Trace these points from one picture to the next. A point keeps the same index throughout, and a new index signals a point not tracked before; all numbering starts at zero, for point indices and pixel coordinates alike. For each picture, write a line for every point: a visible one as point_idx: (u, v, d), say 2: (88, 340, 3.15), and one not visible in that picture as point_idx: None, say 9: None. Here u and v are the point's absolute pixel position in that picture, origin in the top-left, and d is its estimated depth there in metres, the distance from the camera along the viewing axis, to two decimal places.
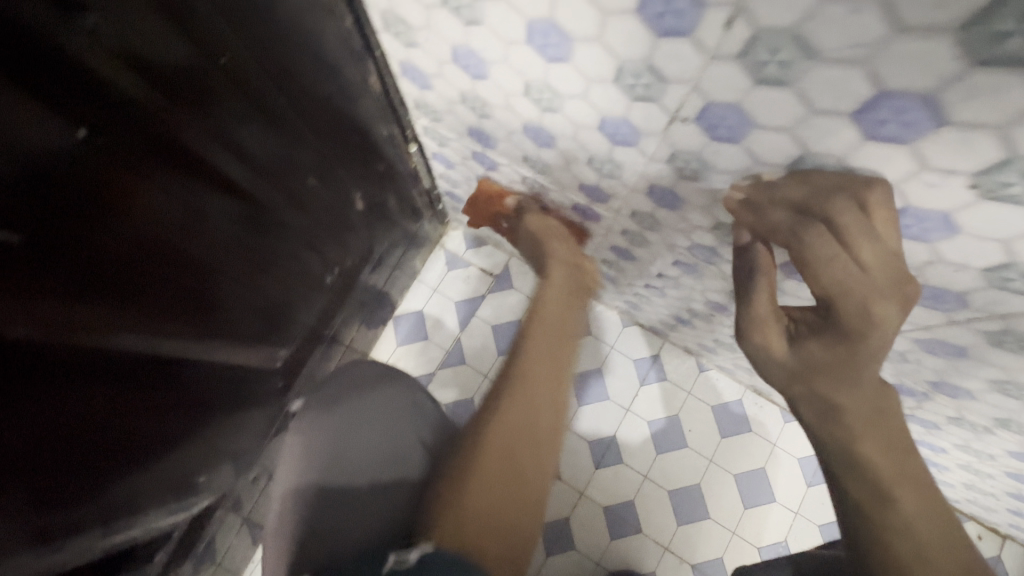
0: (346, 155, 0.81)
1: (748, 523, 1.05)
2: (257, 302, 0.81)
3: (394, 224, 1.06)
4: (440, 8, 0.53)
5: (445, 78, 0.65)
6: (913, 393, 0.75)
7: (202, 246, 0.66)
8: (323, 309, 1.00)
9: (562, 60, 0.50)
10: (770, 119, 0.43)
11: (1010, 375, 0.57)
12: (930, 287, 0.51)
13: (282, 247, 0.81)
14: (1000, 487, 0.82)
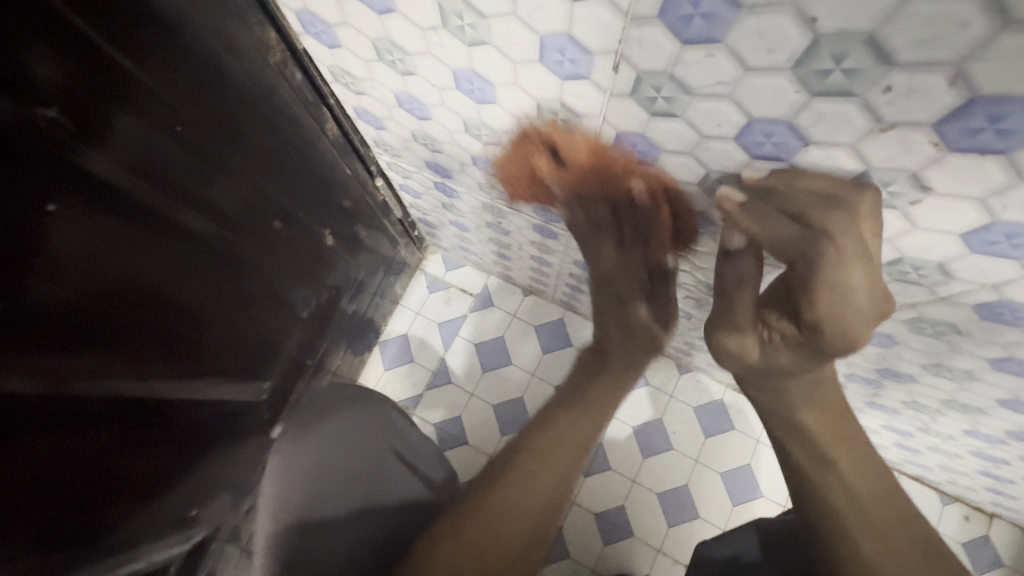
0: (311, 196, 0.77)
1: (736, 519, 1.10)
2: (246, 341, 0.78)
3: (372, 252, 1.04)
4: (376, 62, 0.51)
5: (395, 120, 0.63)
6: (885, 408, 0.81)
7: (193, 307, 0.64)
8: (306, 340, 0.94)
9: (490, 102, 0.49)
10: (671, 144, 0.42)
11: (954, 393, 0.63)
12: (875, 330, 0.57)
13: (268, 283, 0.77)
14: (971, 466, 0.86)
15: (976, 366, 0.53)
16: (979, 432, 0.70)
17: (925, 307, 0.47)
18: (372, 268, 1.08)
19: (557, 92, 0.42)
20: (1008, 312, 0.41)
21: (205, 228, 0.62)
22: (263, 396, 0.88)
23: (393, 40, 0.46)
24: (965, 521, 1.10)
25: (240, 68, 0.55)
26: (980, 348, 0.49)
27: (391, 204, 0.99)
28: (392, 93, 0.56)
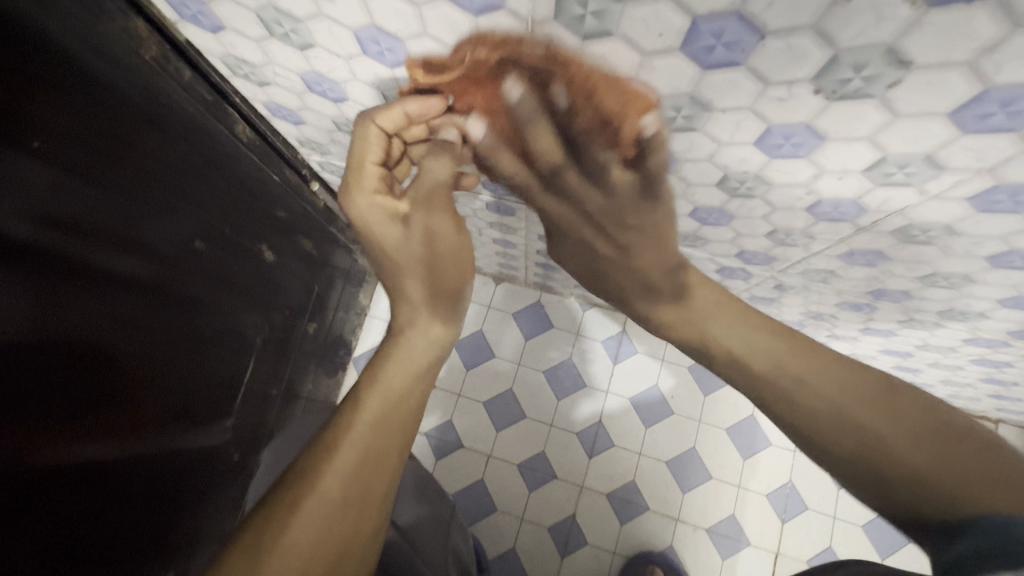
0: (241, 212, 0.72)
1: (749, 474, 1.07)
2: (204, 384, 0.72)
3: (325, 265, 1.02)
4: (270, 38, 0.47)
5: (311, 109, 0.61)
6: (881, 332, 0.79)
7: (143, 350, 0.59)
8: (269, 366, 0.90)
9: (405, 63, 0.44)
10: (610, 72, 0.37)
11: (951, 304, 0.61)
12: (861, 249, 0.54)
13: (218, 321, 0.72)
14: (973, 376, 0.84)
15: (973, 268, 0.51)
16: (980, 339, 0.68)
17: (912, 211, 0.44)
18: (325, 283, 1.03)
19: (473, 37, 0.38)
20: (1005, 199, 0.38)
21: (143, 266, 0.57)
22: (228, 436, 0.82)
23: (282, 8, 0.42)
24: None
25: (122, 79, 0.52)
26: (975, 246, 0.46)
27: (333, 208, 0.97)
28: (298, 76, 0.54)
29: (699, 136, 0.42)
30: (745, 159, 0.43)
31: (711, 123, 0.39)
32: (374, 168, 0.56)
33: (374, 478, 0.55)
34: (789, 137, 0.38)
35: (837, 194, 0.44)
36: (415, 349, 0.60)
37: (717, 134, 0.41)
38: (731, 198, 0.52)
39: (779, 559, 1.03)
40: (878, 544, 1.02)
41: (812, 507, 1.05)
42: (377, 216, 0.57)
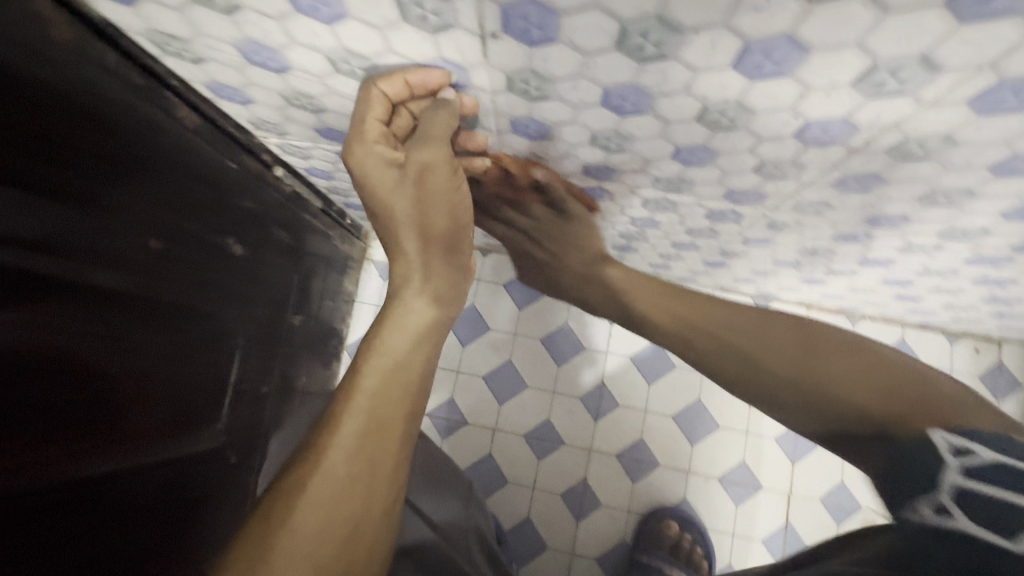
0: (206, 206, 0.67)
1: (757, 421, 1.10)
2: (187, 387, 0.71)
3: (309, 253, 0.98)
4: (192, 4, 0.46)
5: (258, 86, 0.60)
6: (880, 263, 0.82)
7: (125, 363, 0.58)
8: (258, 364, 0.87)
9: (397, 22, 0.43)
10: (632, 7, 0.36)
11: (950, 224, 0.63)
12: (900, 181, 0.54)
13: (193, 324, 0.69)
14: (976, 296, 0.87)
15: (975, 182, 0.52)
16: (984, 258, 0.71)
17: (959, 133, 0.44)
18: (308, 274, 0.99)
19: None
20: (1010, 96, 0.38)
21: (121, 283, 0.57)
22: (221, 439, 0.81)
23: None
24: (975, 353, 1.11)
25: (55, 77, 0.47)
26: (988, 161, 0.48)
27: (305, 192, 0.93)
28: (232, 47, 0.52)
29: (786, 82, 0.41)
30: (813, 105, 0.43)
31: (781, 71, 0.40)
32: (376, 125, 0.55)
33: (377, 449, 0.58)
34: (874, 74, 0.38)
35: (886, 130, 0.45)
36: (408, 317, 0.62)
37: (778, 84, 0.42)
38: (760, 142, 0.51)
39: (793, 498, 1.07)
40: None
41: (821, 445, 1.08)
42: (380, 174, 0.59)
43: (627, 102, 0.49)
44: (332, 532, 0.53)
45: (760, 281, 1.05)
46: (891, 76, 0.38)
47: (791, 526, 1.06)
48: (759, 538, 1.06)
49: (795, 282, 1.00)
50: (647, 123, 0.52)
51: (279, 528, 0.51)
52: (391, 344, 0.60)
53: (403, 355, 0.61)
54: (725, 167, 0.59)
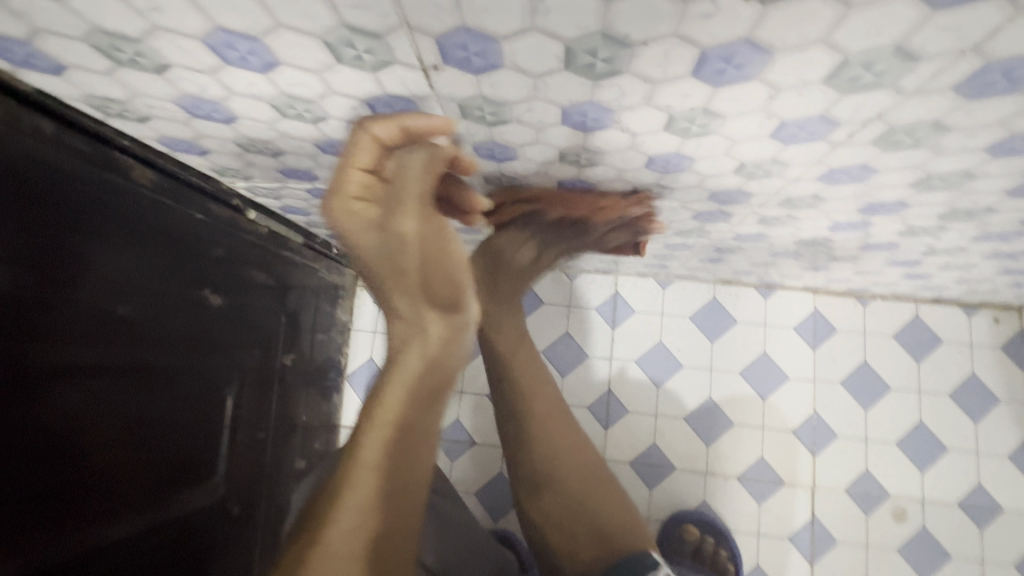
0: (172, 262, 0.66)
1: (774, 415, 1.06)
2: (176, 449, 0.69)
3: (296, 290, 0.97)
4: (117, 66, 0.43)
5: (207, 138, 0.58)
6: (882, 247, 0.78)
7: (105, 430, 0.58)
8: (251, 410, 0.85)
9: (330, 65, 0.41)
10: (573, 28, 0.33)
11: (953, 207, 0.60)
12: (899, 169, 0.51)
13: (174, 384, 0.68)
14: (989, 270, 0.83)
15: (969, 164, 0.48)
16: (992, 234, 0.67)
17: (945, 118, 0.41)
18: (294, 313, 0.97)
19: (455, 17, 0.34)
20: (1000, 77, 0.35)
21: (99, 352, 0.57)
22: (222, 490, 0.79)
23: (237, 30, 0.37)
24: (994, 324, 1.04)
25: None
26: (980, 142, 0.44)
27: (280, 231, 0.90)
28: (174, 104, 0.50)
29: (753, 86, 0.38)
30: (787, 105, 0.40)
31: (744, 75, 0.37)
32: (357, 176, 0.48)
33: (400, 475, 0.55)
34: (846, 70, 0.35)
35: (865, 121, 0.42)
36: (408, 369, 0.54)
37: (743, 89, 0.39)
38: (736, 143, 0.48)
39: (818, 492, 1.03)
40: (918, 457, 1.02)
41: (843, 434, 1.04)
42: (358, 231, 0.50)
43: (588, 119, 0.46)
44: (366, 535, 0.53)
45: (761, 271, 1.00)
46: (862, 72, 0.35)
47: (818, 520, 1.02)
48: (784, 536, 1.02)
49: (800, 271, 0.96)
50: (617, 136, 0.49)
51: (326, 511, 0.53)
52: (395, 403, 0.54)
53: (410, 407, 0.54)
54: (706, 168, 0.55)
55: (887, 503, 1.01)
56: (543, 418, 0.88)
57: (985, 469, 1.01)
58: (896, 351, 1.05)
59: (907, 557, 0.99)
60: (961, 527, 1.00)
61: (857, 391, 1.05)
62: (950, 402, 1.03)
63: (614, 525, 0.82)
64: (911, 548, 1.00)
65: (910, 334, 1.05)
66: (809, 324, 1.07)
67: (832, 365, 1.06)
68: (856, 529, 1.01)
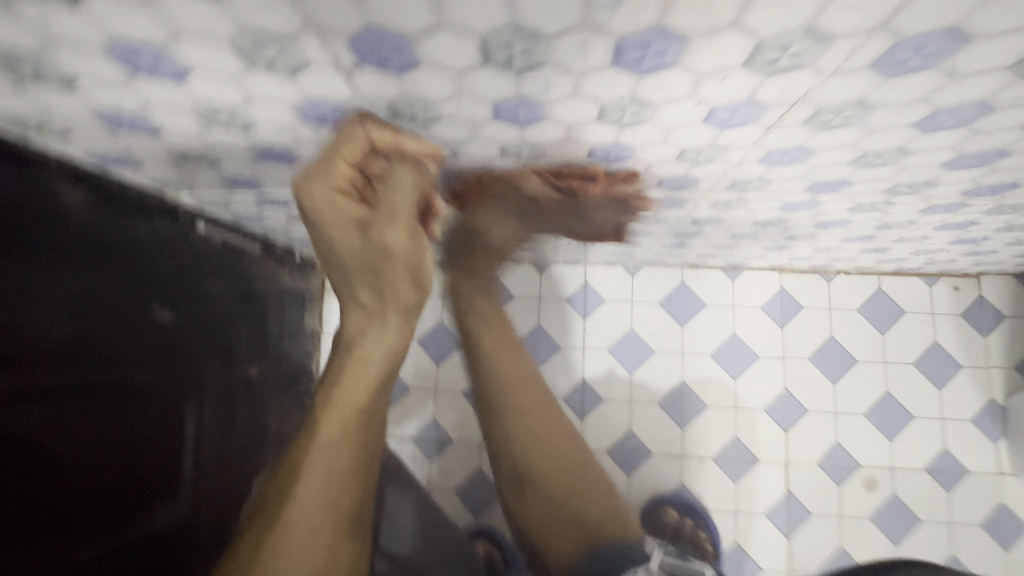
0: (116, 280, 0.62)
1: (745, 394, 1.11)
2: (129, 476, 0.65)
3: (253, 298, 0.91)
4: (27, 83, 0.40)
5: (139, 150, 0.53)
6: (859, 230, 0.81)
7: (57, 452, 0.56)
8: (215, 428, 0.81)
9: (302, 67, 0.38)
10: (615, 7, 0.30)
11: (931, 195, 0.62)
12: (918, 155, 0.50)
13: (125, 408, 0.64)
14: (942, 241, 0.86)
15: (936, 159, 0.51)
16: (963, 216, 0.71)
17: (996, 96, 0.39)
18: (254, 323, 0.92)
19: (505, 14, 0.31)
20: None
21: (42, 376, 0.54)
22: (189, 513, 0.75)
23: (261, 28, 0.33)
24: (954, 292, 1.11)
25: None
26: (994, 143, 0.47)
27: (235, 240, 0.85)
28: (93, 117, 0.46)
29: (802, 73, 0.36)
30: (820, 105, 0.41)
31: (791, 77, 0.37)
32: (346, 169, 0.49)
33: (353, 451, 0.64)
34: (893, 75, 0.36)
35: (891, 123, 0.43)
36: (369, 360, 0.64)
37: (781, 90, 0.39)
38: (767, 132, 0.46)
39: (790, 466, 1.09)
40: (886, 427, 1.09)
41: (812, 408, 1.10)
42: (337, 222, 0.52)
43: (626, 116, 0.44)
44: (326, 506, 0.62)
45: (725, 253, 1.01)
46: (902, 75, 0.36)
47: (793, 494, 1.08)
48: (763, 512, 1.08)
49: (761, 251, 0.98)
50: (650, 132, 0.47)
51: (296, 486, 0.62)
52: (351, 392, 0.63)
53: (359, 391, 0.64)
54: (723, 165, 0.55)
55: (858, 473, 1.08)
56: (550, 445, 0.96)
57: (950, 433, 1.08)
58: (859, 325, 1.12)
59: (879, 523, 1.06)
60: (931, 491, 1.07)
61: (823, 367, 1.11)
62: (916, 370, 1.10)
63: (602, 519, 0.94)
64: (882, 514, 1.07)
65: (874, 307, 1.12)
66: (776, 305, 1.12)
67: (800, 344, 1.12)
68: (830, 501, 1.08)
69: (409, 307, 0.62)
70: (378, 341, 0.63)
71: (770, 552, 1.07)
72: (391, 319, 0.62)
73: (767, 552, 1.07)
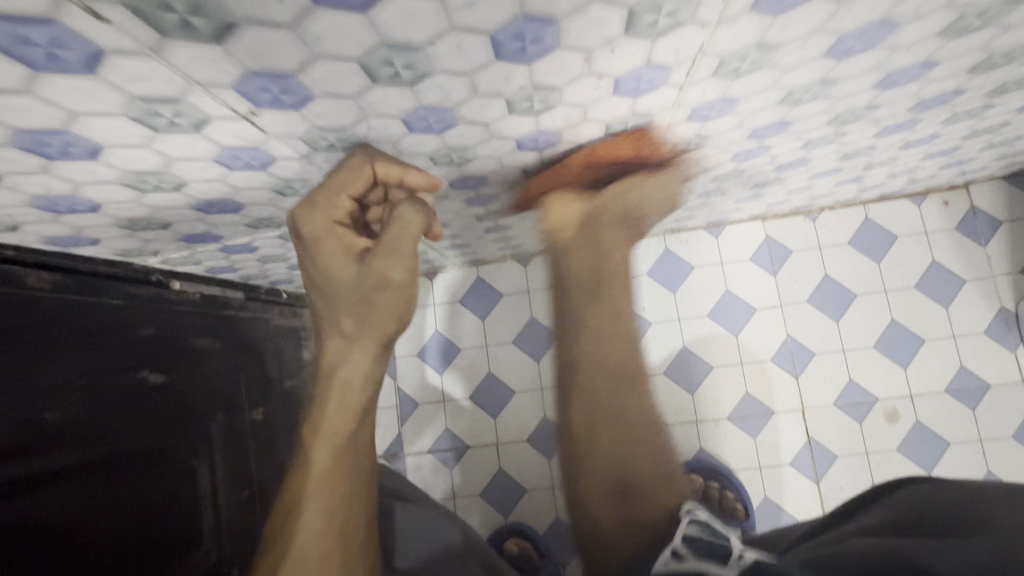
0: (100, 351, 0.64)
1: (748, 347, 1.10)
2: (150, 533, 0.68)
3: (246, 342, 0.94)
4: None
5: (89, 227, 0.55)
6: (822, 165, 0.79)
7: (65, 531, 0.57)
8: (228, 470, 0.84)
9: (207, 120, 0.39)
10: (471, 13, 0.31)
11: (880, 117, 0.60)
12: (843, 84, 0.50)
13: (134, 468, 0.66)
14: (915, 159, 0.84)
15: (872, 80, 0.50)
16: (922, 131, 0.69)
17: (896, 11, 0.38)
18: (252, 366, 0.94)
19: (372, 35, 0.32)
20: None
21: (29, 461, 0.54)
22: (213, 554, 0.77)
23: (150, 95, 0.34)
24: (946, 207, 1.09)
25: None
26: (917, 55, 0.46)
27: (212, 294, 0.88)
28: (31, 207, 0.47)
29: (688, 30, 0.36)
30: (720, 56, 0.41)
31: (678, 36, 0.37)
32: (345, 201, 0.50)
33: (350, 475, 0.58)
34: (778, 13, 0.36)
35: (801, 58, 0.43)
36: (349, 391, 0.56)
37: (676, 49, 0.39)
38: (681, 91, 0.46)
39: (807, 413, 1.08)
40: (897, 356, 1.07)
41: (818, 350, 1.09)
42: (329, 250, 0.52)
43: (536, 103, 0.44)
44: (334, 535, 0.56)
45: (699, 214, 1.01)
46: (787, 10, 0.36)
47: (814, 440, 1.07)
48: (786, 462, 1.07)
49: (733, 204, 0.97)
50: (568, 113, 0.47)
51: (295, 520, 0.55)
52: (337, 427, 0.56)
53: (346, 426, 0.56)
54: (654, 130, 0.54)
55: (877, 407, 1.06)
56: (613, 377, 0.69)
57: (965, 350, 1.06)
58: (853, 258, 1.10)
59: (908, 454, 1.04)
60: (952, 412, 1.05)
61: (822, 307, 1.09)
62: (918, 294, 1.08)
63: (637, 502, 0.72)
64: (908, 444, 1.05)
65: (866, 237, 1.10)
66: (763, 253, 1.11)
67: (795, 287, 1.10)
68: (854, 439, 1.06)
69: (388, 338, 0.56)
70: (359, 363, 0.55)
71: (802, 502, 1.06)
72: (370, 343, 0.55)
73: (800, 502, 1.06)
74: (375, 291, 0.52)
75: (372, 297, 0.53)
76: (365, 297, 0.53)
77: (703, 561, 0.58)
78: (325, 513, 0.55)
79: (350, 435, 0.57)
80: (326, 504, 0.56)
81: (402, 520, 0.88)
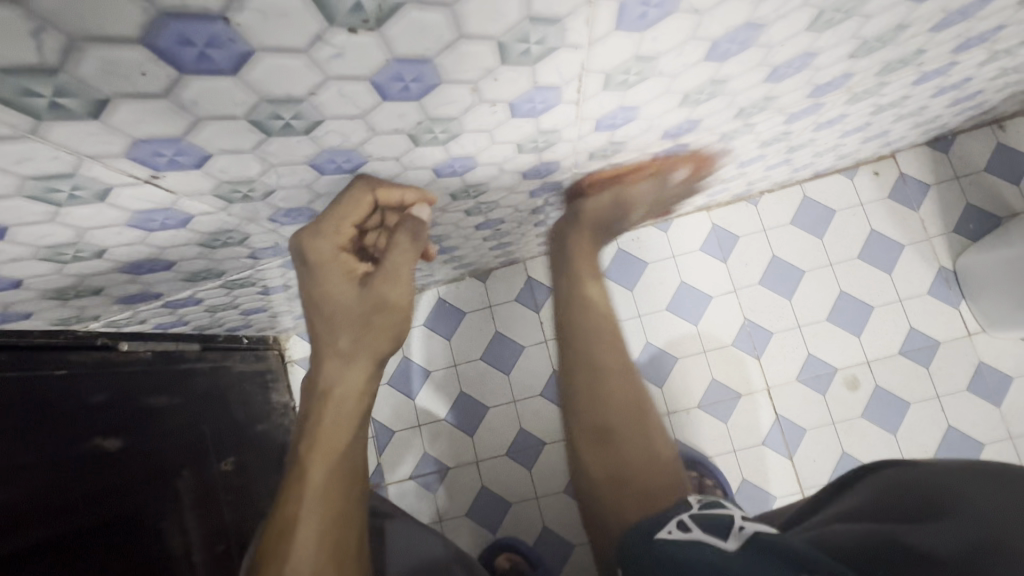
0: (50, 421, 0.64)
1: (709, 334, 1.12)
2: None
3: (208, 393, 0.93)
4: None
5: (16, 302, 0.55)
6: (746, 154, 0.82)
7: None
8: (200, 524, 0.81)
9: (108, 189, 0.39)
10: (343, 65, 0.32)
11: (782, 105, 0.63)
12: (734, 83, 0.52)
13: (100, 535, 0.64)
14: (835, 138, 0.88)
15: (760, 76, 0.52)
16: (830, 113, 0.72)
17: (756, 14, 0.40)
18: (219, 416, 0.93)
19: (251, 93, 0.33)
20: None
21: None
22: None
23: (41, 174, 0.35)
24: (876, 177, 1.14)
25: None
26: (794, 50, 0.48)
27: (165, 350, 0.88)
28: None
29: (564, 53, 0.38)
30: (605, 72, 0.43)
31: (556, 59, 0.38)
32: (347, 229, 0.53)
33: (346, 497, 0.55)
34: (645, 28, 0.38)
35: (683, 65, 0.45)
36: (345, 409, 0.56)
37: (558, 70, 0.40)
38: (579, 106, 0.48)
39: (773, 391, 1.10)
40: (849, 325, 1.10)
41: (775, 329, 1.12)
42: (329, 275, 0.54)
43: (439, 133, 0.46)
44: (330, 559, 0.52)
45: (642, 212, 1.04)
46: (654, 25, 0.38)
47: (782, 417, 1.10)
48: (759, 442, 1.09)
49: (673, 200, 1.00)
50: (475, 138, 0.49)
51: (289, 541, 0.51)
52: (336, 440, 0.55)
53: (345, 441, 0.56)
54: (567, 143, 0.56)
55: (837, 376, 1.10)
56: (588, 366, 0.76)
57: (912, 312, 1.10)
58: (797, 235, 1.13)
59: (872, 418, 1.07)
60: (908, 372, 1.08)
61: (774, 287, 1.13)
62: (862, 263, 1.12)
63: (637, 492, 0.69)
64: (872, 409, 1.08)
65: (806, 214, 1.14)
66: (711, 242, 1.14)
67: (746, 271, 1.13)
68: (819, 411, 1.09)
69: (383, 356, 0.57)
70: (354, 383, 0.56)
71: (779, 479, 1.08)
72: (366, 362, 0.56)
73: (777, 479, 1.08)
74: (377, 313, 0.55)
75: (374, 320, 0.55)
76: (365, 321, 0.55)
77: (707, 532, 0.59)
78: (322, 532, 0.52)
79: (347, 451, 0.56)
80: (321, 522, 0.53)
81: (394, 536, 0.87)
